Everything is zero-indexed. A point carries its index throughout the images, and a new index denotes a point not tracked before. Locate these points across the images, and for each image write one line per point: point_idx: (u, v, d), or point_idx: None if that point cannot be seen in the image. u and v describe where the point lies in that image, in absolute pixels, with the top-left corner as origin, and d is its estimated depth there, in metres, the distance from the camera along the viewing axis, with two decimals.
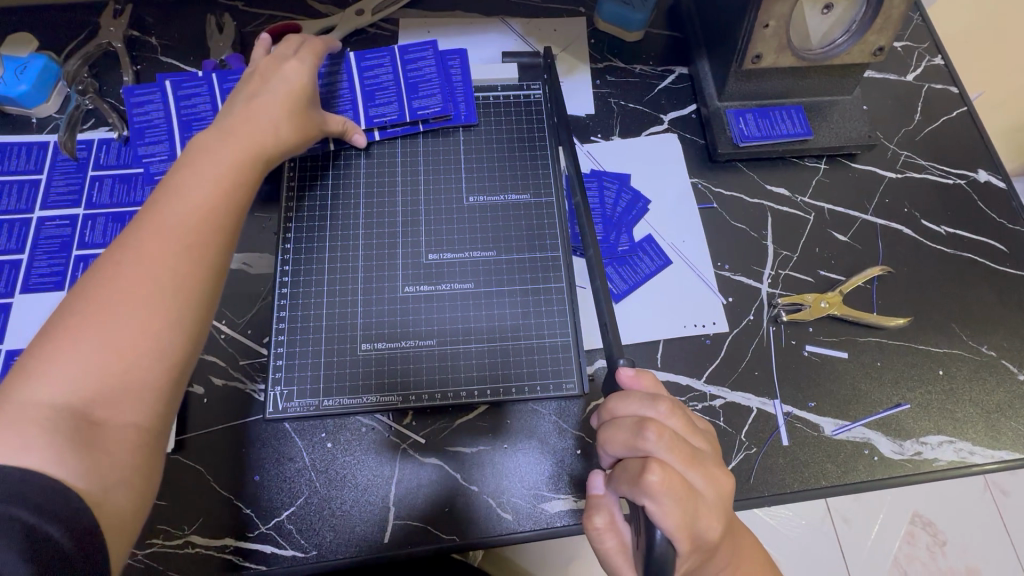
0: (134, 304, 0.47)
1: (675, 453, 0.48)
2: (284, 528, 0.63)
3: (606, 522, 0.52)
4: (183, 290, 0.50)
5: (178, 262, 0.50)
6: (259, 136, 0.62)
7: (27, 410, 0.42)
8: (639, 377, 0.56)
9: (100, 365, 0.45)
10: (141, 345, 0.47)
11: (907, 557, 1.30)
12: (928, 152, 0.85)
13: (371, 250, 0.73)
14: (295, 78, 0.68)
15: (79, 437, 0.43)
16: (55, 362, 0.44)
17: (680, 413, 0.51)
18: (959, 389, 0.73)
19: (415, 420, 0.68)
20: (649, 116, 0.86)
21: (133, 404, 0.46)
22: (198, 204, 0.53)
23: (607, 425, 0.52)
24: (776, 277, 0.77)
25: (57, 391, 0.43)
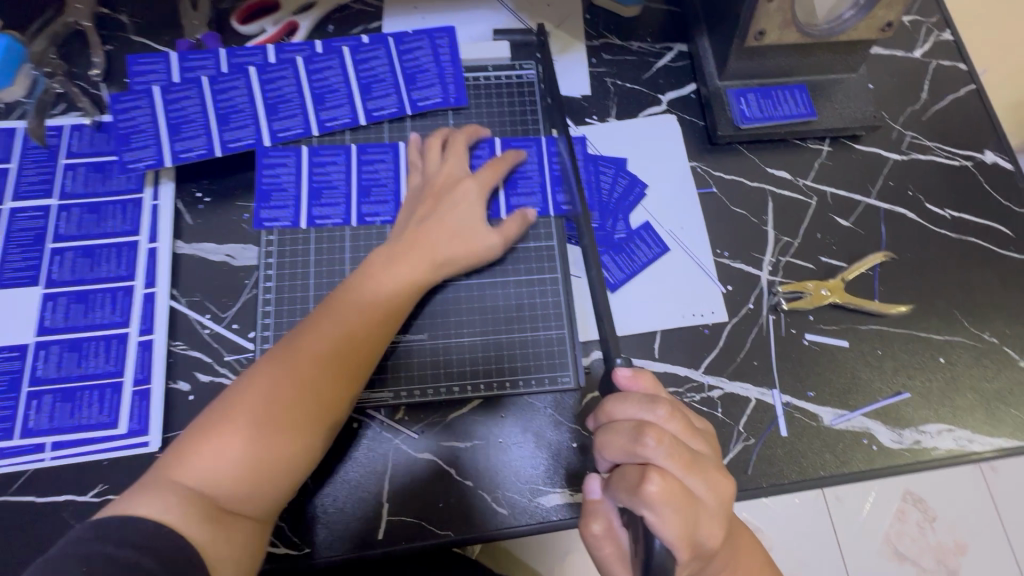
0: (238, 440, 0.56)
1: (675, 459, 0.47)
2: (276, 525, 0.62)
3: (603, 529, 0.51)
4: (283, 423, 0.57)
5: (301, 408, 0.58)
6: (355, 319, 0.62)
7: (167, 491, 0.52)
8: (638, 377, 0.54)
9: (232, 452, 0.55)
10: (271, 455, 0.56)
11: (898, 533, 1.23)
12: (934, 132, 0.82)
13: (358, 242, 0.71)
14: (467, 211, 0.68)
15: (210, 517, 0.52)
16: (207, 450, 0.55)
17: (680, 416, 0.50)
18: (960, 377, 0.71)
19: (406, 415, 0.67)
20: (647, 97, 0.82)
21: (262, 497, 0.56)
22: (315, 402, 0.59)
23: (605, 429, 0.51)
24: (776, 264, 0.75)
25: (196, 477, 0.54)
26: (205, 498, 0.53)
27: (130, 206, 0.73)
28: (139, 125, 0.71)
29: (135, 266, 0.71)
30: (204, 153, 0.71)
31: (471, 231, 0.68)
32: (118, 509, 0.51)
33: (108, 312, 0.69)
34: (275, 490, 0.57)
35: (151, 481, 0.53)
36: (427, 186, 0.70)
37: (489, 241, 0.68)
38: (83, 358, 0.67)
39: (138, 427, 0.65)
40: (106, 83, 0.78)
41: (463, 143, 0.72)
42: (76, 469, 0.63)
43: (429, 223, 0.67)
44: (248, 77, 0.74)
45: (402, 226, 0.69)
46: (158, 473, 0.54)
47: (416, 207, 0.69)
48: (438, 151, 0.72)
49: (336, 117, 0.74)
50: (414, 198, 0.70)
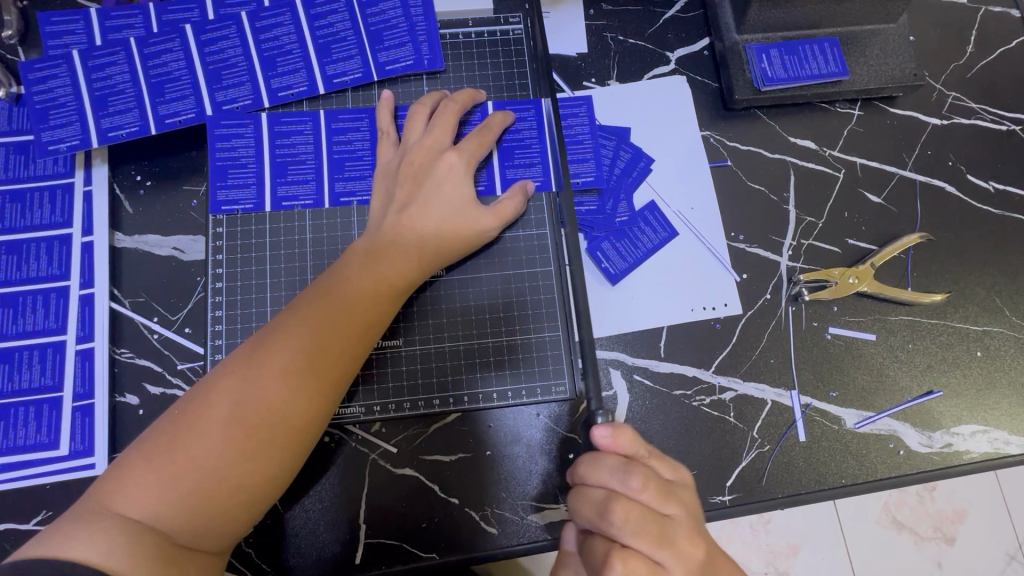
0: (197, 464, 0.45)
1: (644, 540, 0.41)
2: (241, 551, 0.56)
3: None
4: (249, 442, 0.47)
5: (271, 424, 0.48)
6: (336, 318, 0.52)
7: (105, 524, 0.42)
8: (618, 437, 0.45)
9: (183, 476, 0.45)
10: (234, 481, 0.46)
11: (895, 501, 1.04)
12: (980, 92, 0.72)
13: (321, 232, 0.61)
14: (453, 190, 0.59)
15: (160, 558, 0.42)
16: (151, 473, 0.45)
17: (655, 483, 0.44)
18: (997, 372, 0.65)
19: (383, 427, 0.60)
20: (653, 55, 0.71)
21: (221, 533, 0.46)
22: (292, 417, 0.48)
23: (574, 494, 0.46)
24: (797, 248, 0.67)
25: (141, 507, 0.44)
26: (160, 532, 0.43)
27: (58, 193, 0.63)
28: (57, 98, 0.61)
29: (68, 264, 0.62)
30: (137, 131, 0.61)
31: (462, 215, 0.59)
32: (41, 553, 0.40)
33: (41, 317, 0.60)
34: (239, 518, 0.47)
35: (84, 511, 0.43)
36: (404, 163, 0.59)
37: (491, 220, 0.59)
38: (16, 370, 0.59)
39: (82, 448, 0.57)
40: (23, 48, 0.66)
41: (453, 116, 0.61)
42: (13, 496, 0.56)
43: (414, 207, 0.58)
44: (185, 37, 0.63)
45: (379, 215, 0.59)
46: (97, 502, 0.44)
47: (392, 187, 0.59)
48: (421, 122, 0.61)
49: (291, 85, 0.63)
50: (388, 175, 0.60)
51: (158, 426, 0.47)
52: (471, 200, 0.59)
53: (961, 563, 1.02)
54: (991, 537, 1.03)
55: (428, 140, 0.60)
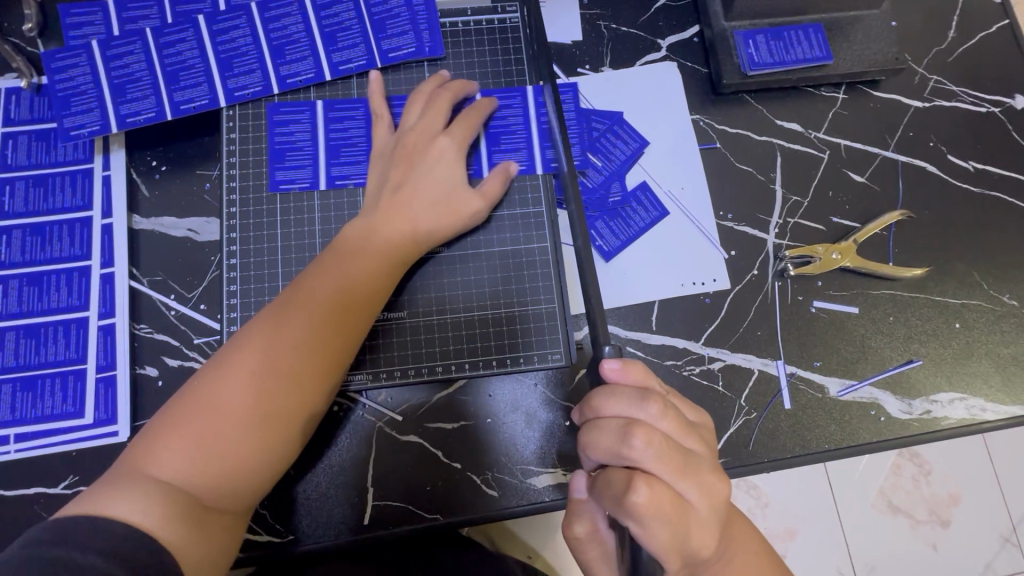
0: (218, 431, 0.49)
1: (665, 462, 0.43)
2: (257, 513, 0.60)
3: (587, 529, 0.50)
4: (266, 410, 0.50)
5: (285, 394, 0.51)
6: (342, 296, 0.55)
7: (136, 486, 0.45)
8: (628, 369, 0.49)
9: (206, 442, 0.48)
10: (253, 447, 0.50)
11: (890, 484, 1.07)
12: (962, 75, 0.75)
13: (328, 212, 0.65)
14: (444, 172, 0.62)
15: (191, 515, 0.46)
16: (175, 440, 0.48)
17: (672, 413, 0.46)
18: (975, 343, 0.68)
19: (389, 396, 0.63)
20: (645, 42, 0.74)
21: (241, 494, 0.50)
22: (304, 388, 0.52)
23: (590, 425, 0.47)
24: (784, 226, 0.70)
25: (168, 472, 0.47)
26: (187, 493, 0.47)
27: (79, 177, 0.66)
28: (77, 86, 0.64)
29: (90, 244, 0.65)
30: (154, 116, 0.64)
31: (453, 197, 0.62)
32: (79, 510, 0.43)
33: (65, 295, 0.64)
34: (260, 479, 0.51)
35: (114, 475, 0.46)
36: (399, 144, 0.63)
37: (476, 201, 0.62)
38: (42, 345, 0.62)
39: (106, 416, 0.61)
40: (42, 40, 0.69)
41: (446, 101, 0.64)
42: (42, 461, 0.60)
43: (408, 188, 0.61)
44: (197, 27, 0.66)
45: (375, 192, 0.62)
46: (125, 467, 0.47)
47: (387, 166, 0.62)
48: (418, 108, 0.64)
49: (298, 73, 0.66)
50: (384, 155, 0.63)
51: (177, 399, 0.50)
52: (459, 182, 0.63)
53: (951, 539, 1.05)
54: (983, 518, 1.06)
55: (422, 123, 0.63)
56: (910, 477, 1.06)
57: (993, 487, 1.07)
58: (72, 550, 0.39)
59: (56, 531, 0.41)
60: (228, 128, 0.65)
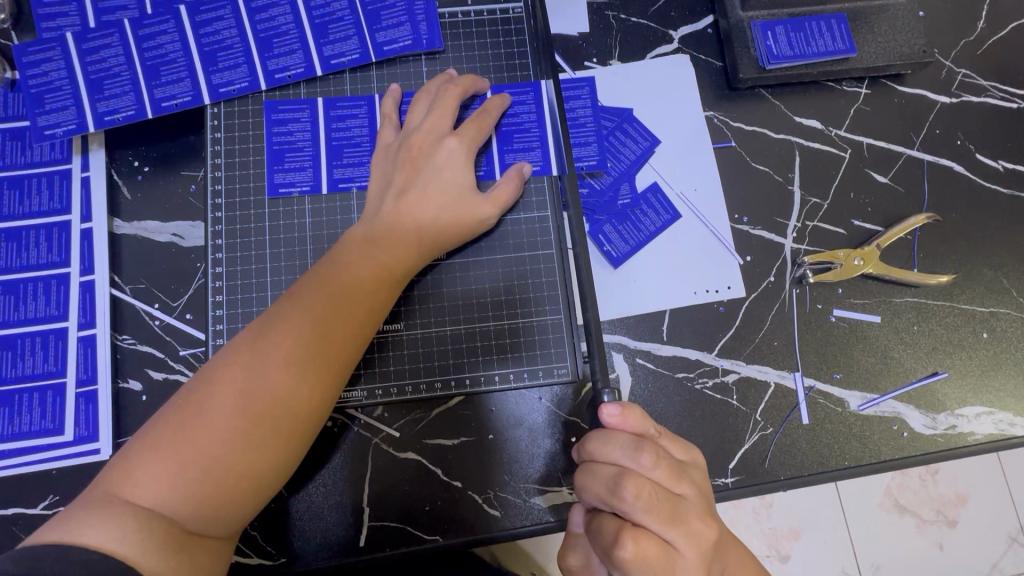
0: (203, 451, 0.45)
1: (655, 515, 0.41)
2: (247, 534, 0.56)
3: (581, 563, 0.47)
4: (255, 429, 0.47)
5: (276, 411, 0.48)
6: (338, 307, 0.51)
7: (114, 510, 0.42)
8: (628, 414, 0.45)
9: (190, 462, 0.45)
10: (240, 468, 0.46)
11: (897, 484, 1.04)
12: (992, 68, 0.71)
13: (320, 217, 0.61)
14: (453, 176, 0.58)
15: (173, 543, 0.42)
16: (157, 461, 0.44)
17: (665, 460, 0.44)
18: (1003, 353, 0.64)
19: (386, 412, 0.60)
20: (656, 33, 0.70)
21: (228, 519, 0.46)
22: (296, 405, 0.48)
23: (583, 470, 0.45)
24: (802, 229, 0.66)
25: (149, 495, 0.43)
26: (169, 518, 0.43)
27: (56, 179, 0.63)
28: (52, 82, 0.60)
29: (69, 251, 0.62)
30: (134, 115, 0.60)
31: (462, 202, 0.58)
32: (57, 538, 0.41)
33: (42, 305, 0.60)
34: (249, 503, 0.47)
35: (91, 497, 0.43)
36: (403, 146, 0.59)
37: (488, 209, 0.58)
38: (19, 357, 0.59)
39: (87, 433, 0.58)
40: (16, 32, 0.65)
41: (453, 100, 0.60)
42: (20, 480, 0.57)
43: (412, 193, 0.57)
44: (179, 18, 0.62)
45: (377, 198, 0.58)
46: (104, 490, 0.43)
47: (391, 169, 0.59)
48: (423, 107, 0.60)
49: (287, 67, 0.62)
50: (387, 157, 0.59)
51: (161, 415, 0.47)
52: (470, 186, 0.58)
53: (962, 545, 1.02)
54: (992, 519, 1.03)
55: (428, 124, 0.59)
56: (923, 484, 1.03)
57: (1003, 488, 1.04)
58: None
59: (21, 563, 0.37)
60: (213, 127, 0.62)
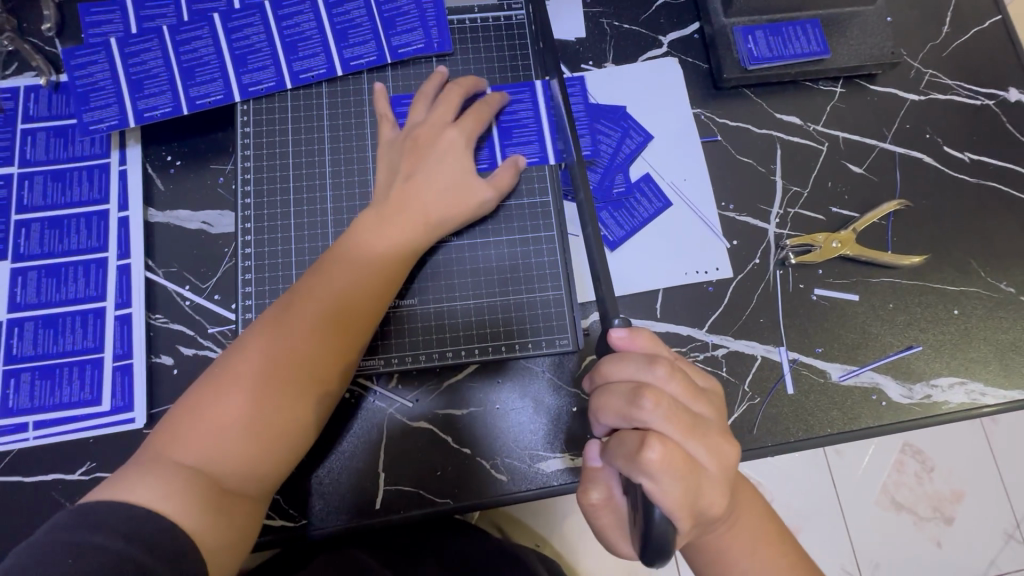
0: (237, 416, 0.50)
1: (673, 423, 0.44)
2: (272, 498, 0.61)
3: (603, 496, 0.49)
4: (283, 394, 0.52)
5: (302, 378, 0.53)
6: (350, 288, 0.57)
7: (161, 471, 0.47)
8: (635, 336, 0.50)
9: (227, 427, 0.50)
10: (272, 431, 0.51)
11: (889, 476, 1.07)
12: (957, 69, 0.77)
13: (340, 203, 0.66)
14: (453, 164, 0.63)
15: (212, 499, 0.47)
16: (196, 429, 0.49)
17: (681, 376, 0.47)
18: (973, 329, 0.69)
19: (401, 383, 0.64)
20: (647, 38, 0.76)
21: (262, 479, 0.51)
22: (318, 373, 0.54)
23: (601, 391, 0.48)
24: (784, 216, 0.71)
25: (191, 457, 0.48)
26: (208, 478, 0.48)
27: (96, 172, 0.68)
28: (97, 82, 0.66)
29: (106, 237, 0.67)
30: (171, 111, 0.66)
31: (462, 185, 0.63)
32: (106, 496, 0.45)
33: (82, 286, 0.65)
34: (280, 464, 0.52)
35: (138, 463, 0.48)
36: (409, 136, 0.64)
37: (486, 191, 0.63)
38: (60, 334, 0.64)
39: (123, 404, 0.62)
40: (61, 39, 0.71)
41: (457, 98, 0.66)
42: (61, 447, 0.61)
43: (417, 178, 0.62)
44: (213, 25, 0.68)
45: (385, 184, 0.63)
46: (147, 456, 0.48)
47: (396, 157, 0.64)
48: (424, 102, 0.66)
49: (311, 68, 0.68)
50: (393, 149, 0.64)
51: (194, 391, 0.52)
52: (471, 173, 0.64)
53: (953, 534, 1.06)
54: (988, 514, 1.07)
55: (432, 117, 0.64)
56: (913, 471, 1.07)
57: (993, 476, 1.08)
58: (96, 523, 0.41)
59: (78, 516, 0.43)
60: (243, 123, 0.67)
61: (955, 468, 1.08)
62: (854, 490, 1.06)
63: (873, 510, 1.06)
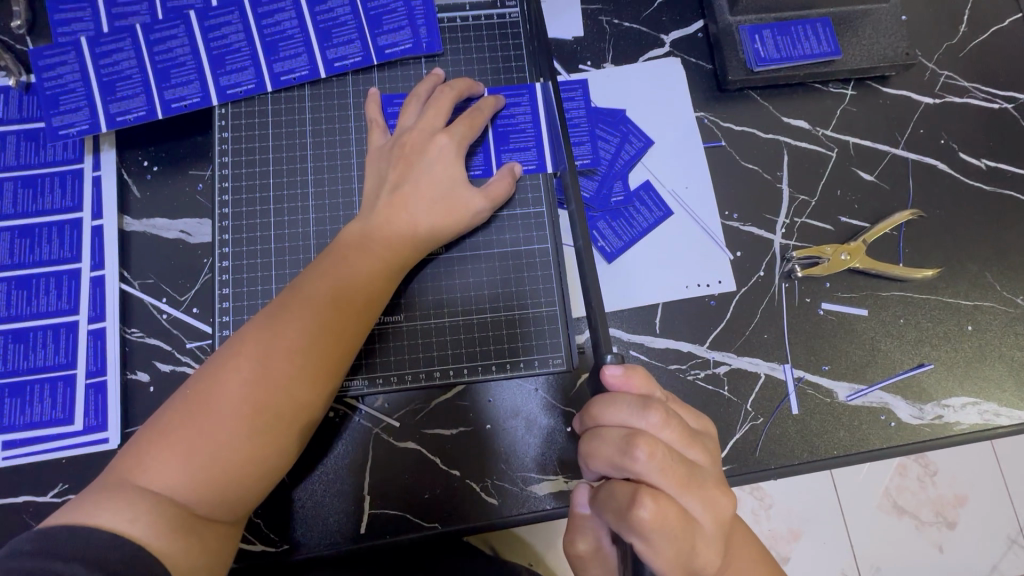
0: (212, 437, 0.47)
1: (667, 476, 0.42)
2: (251, 522, 0.58)
3: (590, 545, 0.49)
4: (261, 415, 0.48)
5: (281, 397, 0.49)
6: (335, 299, 0.53)
7: (128, 494, 0.44)
8: (630, 376, 0.47)
9: (201, 448, 0.46)
10: (248, 454, 0.48)
11: (893, 486, 1.04)
12: (974, 70, 0.73)
13: (324, 213, 0.63)
14: (445, 172, 0.60)
15: (183, 525, 0.44)
16: (166, 450, 0.46)
17: (675, 421, 0.45)
18: (988, 346, 0.66)
19: (386, 402, 0.62)
20: (648, 38, 0.72)
21: (237, 504, 0.48)
22: (299, 391, 0.50)
23: (591, 436, 0.46)
24: (790, 226, 0.68)
25: (160, 480, 0.45)
26: (179, 503, 0.45)
27: (69, 178, 0.65)
28: (67, 84, 0.62)
29: (80, 247, 0.64)
30: (144, 116, 0.62)
31: (453, 196, 0.60)
32: (70, 518, 0.42)
33: (54, 299, 0.62)
34: (257, 488, 0.49)
35: (104, 484, 0.45)
36: (398, 144, 0.61)
37: (479, 201, 0.60)
38: (31, 349, 0.61)
39: (96, 423, 0.60)
40: (31, 37, 0.67)
41: (448, 101, 0.62)
42: (31, 468, 0.59)
43: (405, 189, 0.59)
44: (189, 23, 0.64)
45: (372, 195, 0.60)
46: (114, 477, 0.45)
47: (385, 167, 0.60)
48: (415, 107, 0.62)
49: (293, 70, 0.65)
50: (381, 157, 0.61)
51: (169, 406, 0.49)
52: (460, 182, 0.60)
53: (958, 546, 1.03)
54: (994, 523, 1.04)
55: (422, 122, 0.61)
56: (918, 481, 1.04)
57: (1000, 488, 1.05)
58: (52, 560, 0.38)
59: (36, 541, 0.39)
60: (221, 127, 0.64)
61: (961, 478, 1.05)
62: (857, 500, 1.04)
63: (877, 521, 1.03)
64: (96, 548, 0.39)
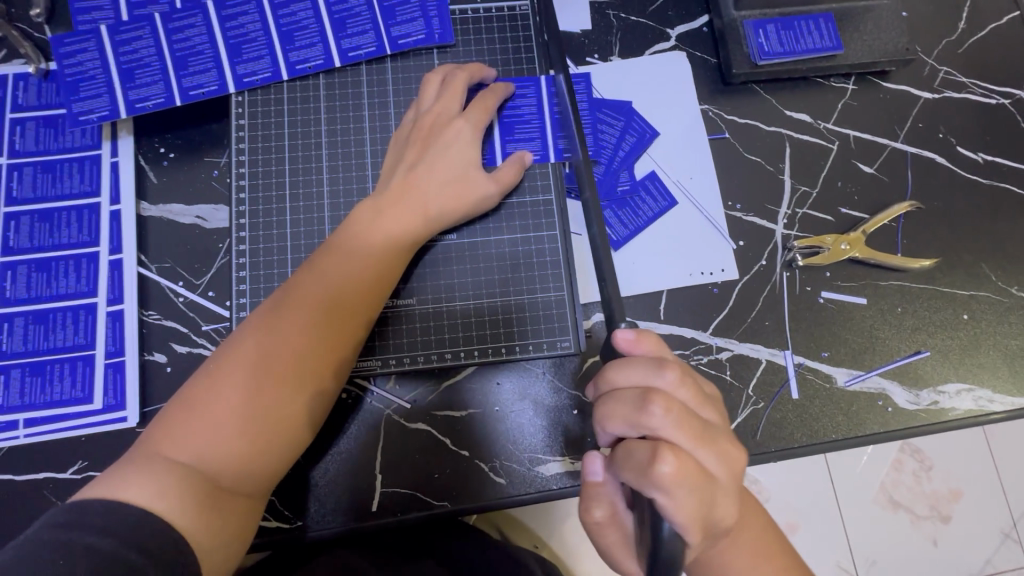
0: (235, 409, 0.49)
1: (683, 430, 0.43)
2: (267, 499, 0.60)
3: (606, 513, 0.48)
4: (282, 387, 0.50)
5: (301, 370, 0.51)
6: (351, 277, 0.55)
7: (157, 465, 0.45)
8: (641, 338, 0.48)
9: (225, 420, 0.48)
10: (271, 425, 0.49)
11: (891, 479, 1.07)
12: (972, 66, 0.75)
13: (338, 198, 0.64)
14: (459, 153, 0.61)
15: (207, 498, 0.46)
16: (193, 421, 0.48)
17: (691, 383, 0.46)
18: (983, 334, 0.68)
19: (398, 383, 0.63)
20: (654, 31, 0.74)
21: (259, 476, 0.49)
22: (317, 365, 0.52)
23: (605, 398, 0.47)
24: (792, 216, 0.70)
25: (187, 452, 0.47)
26: (204, 474, 0.46)
27: (88, 164, 0.66)
28: (87, 71, 0.64)
29: (98, 231, 0.65)
30: (162, 102, 0.64)
31: (464, 177, 0.61)
32: (97, 494, 0.43)
33: (73, 281, 0.64)
34: (276, 463, 0.50)
35: (133, 456, 0.46)
36: (416, 125, 0.63)
37: (490, 183, 0.62)
38: (51, 330, 0.62)
39: (115, 402, 0.61)
40: (51, 26, 0.69)
41: (463, 84, 0.64)
42: (51, 446, 0.60)
43: (419, 168, 0.60)
44: (206, 12, 0.65)
45: (388, 173, 0.62)
46: (143, 449, 0.47)
47: (403, 147, 0.62)
48: (435, 86, 0.64)
49: (308, 59, 0.66)
50: (402, 137, 0.63)
51: (192, 383, 0.50)
52: (473, 164, 0.62)
53: (953, 539, 1.05)
54: (985, 513, 1.06)
55: (438, 106, 0.63)
56: (915, 473, 1.06)
57: (994, 480, 1.08)
58: (81, 535, 0.39)
59: (68, 516, 0.41)
60: (237, 115, 0.65)
61: (958, 471, 1.07)
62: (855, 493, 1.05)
63: (874, 515, 1.05)
64: (125, 524, 0.41)
